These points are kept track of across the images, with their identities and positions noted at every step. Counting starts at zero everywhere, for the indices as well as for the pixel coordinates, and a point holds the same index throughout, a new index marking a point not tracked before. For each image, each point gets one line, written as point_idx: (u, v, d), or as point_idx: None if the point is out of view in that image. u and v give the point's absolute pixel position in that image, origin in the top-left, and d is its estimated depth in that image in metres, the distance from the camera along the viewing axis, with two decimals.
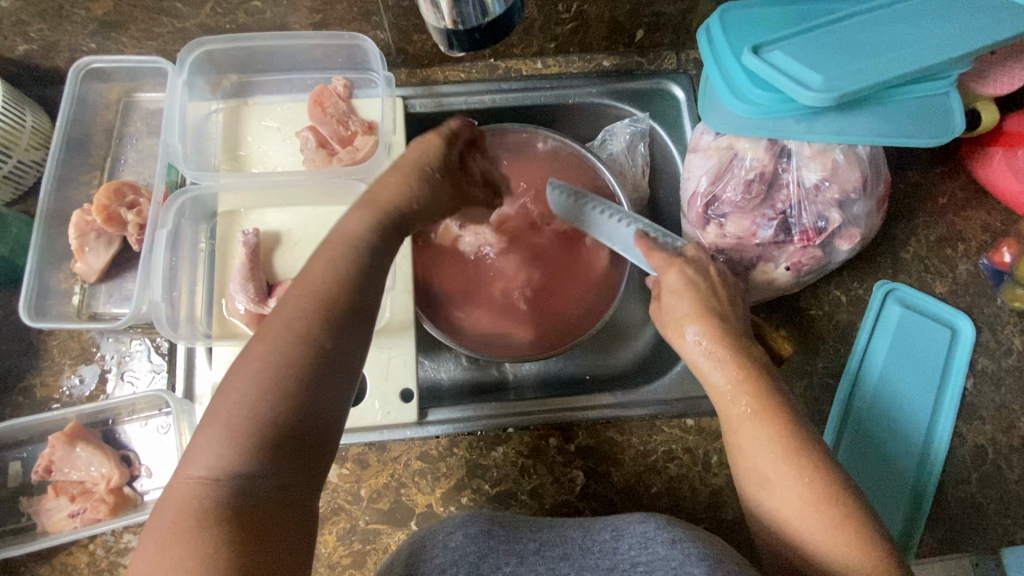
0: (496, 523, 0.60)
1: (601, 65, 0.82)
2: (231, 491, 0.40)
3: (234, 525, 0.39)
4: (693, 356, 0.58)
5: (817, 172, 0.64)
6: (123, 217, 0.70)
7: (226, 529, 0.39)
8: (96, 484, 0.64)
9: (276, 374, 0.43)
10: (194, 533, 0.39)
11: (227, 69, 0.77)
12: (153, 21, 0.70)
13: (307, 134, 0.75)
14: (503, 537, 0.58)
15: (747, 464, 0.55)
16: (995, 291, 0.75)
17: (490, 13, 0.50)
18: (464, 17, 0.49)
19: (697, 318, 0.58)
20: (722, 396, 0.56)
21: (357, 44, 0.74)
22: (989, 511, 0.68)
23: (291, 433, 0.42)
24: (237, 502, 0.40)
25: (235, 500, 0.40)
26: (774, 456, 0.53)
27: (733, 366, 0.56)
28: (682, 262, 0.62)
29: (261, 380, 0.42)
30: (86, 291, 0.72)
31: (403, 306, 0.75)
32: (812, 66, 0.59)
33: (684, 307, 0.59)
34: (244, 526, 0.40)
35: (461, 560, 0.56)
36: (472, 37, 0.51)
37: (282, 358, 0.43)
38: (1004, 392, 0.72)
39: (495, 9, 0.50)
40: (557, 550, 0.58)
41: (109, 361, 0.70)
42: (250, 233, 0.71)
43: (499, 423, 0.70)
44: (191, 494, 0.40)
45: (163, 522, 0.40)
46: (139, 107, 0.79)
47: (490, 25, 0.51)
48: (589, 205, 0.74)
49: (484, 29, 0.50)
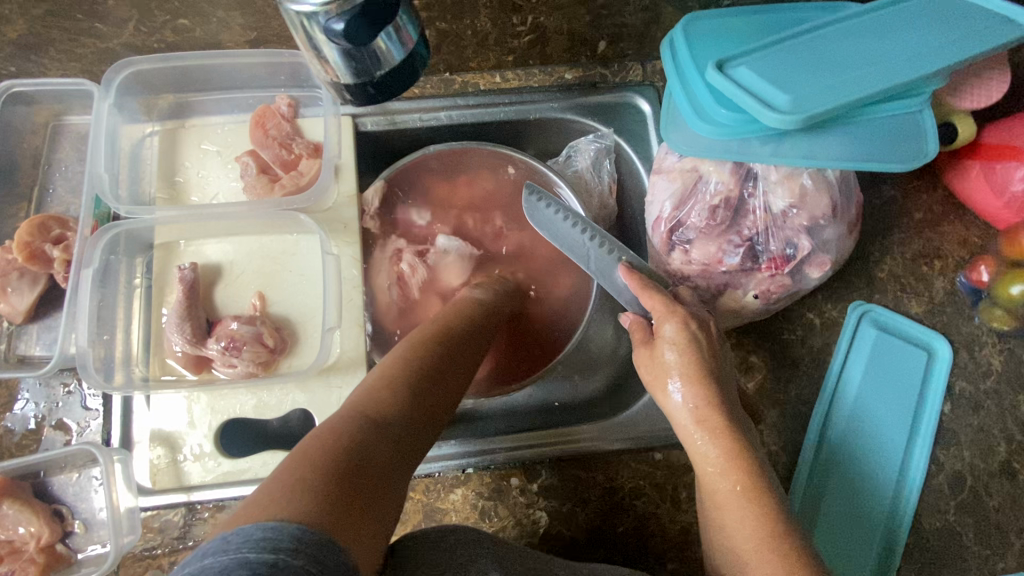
0: (488, 537, 0.57)
1: (563, 77, 0.77)
2: (371, 439, 0.42)
3: (365, 463, 0.40)
4: (678, 417, 0.55)
5: (784, 197, 0.60)
6: (47, 253, 0.66)
7: (359, 465, 0.39)
8: (26, 543, 0.61)
9: (422, 375, 0.51)
10: (333, 458, 0.39)
11: (162, 88, 0.72)
12: (73, 42, 0.65)
13: (247, 159, 0.70)
14: (493, 548, 0.55)
15: (726, 545, 0.52)
16: (973, 309, 0.72)
17: (387, 65, 0.45)
18: (357, 72, 0.45)
19: (687, 377, 0.54)
20: (711, 468, 0.53)
21: (299, 62, 0.70)
22: (967, 540, 0.66)
23: (416, 427, 0.47)
24: (364, 448, 0.41)
25: (366, 446, 0.41)
26: (750, 541, 0.50)
27: (723, 441, 0.53)
28: (685, 313, 0.56)
29: (410, 369, 0.50)
30: (12, 333, 0.67)
31: (354, 341, 0.68)
32: (777, 85, 0.55)
33: (675, 359, 0.55)
34: (366, 480, 0.39)
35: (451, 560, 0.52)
36: (367, 91, 0.47)
37: (430, 359, 0.52)
38: (983, 416, 0.69)
39: (394, 56, 0.45)
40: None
41: (40, 408, 0.65)
42: (187, 267, 0.66)
43: (458, 464, 0.67)
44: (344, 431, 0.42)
45: (305, 453, 0.39)
46: (70, 131, 0.74)
47: (387, 77, 0.46)
48: (565, 220, 0.69)
49: (379, 84, 0.46)
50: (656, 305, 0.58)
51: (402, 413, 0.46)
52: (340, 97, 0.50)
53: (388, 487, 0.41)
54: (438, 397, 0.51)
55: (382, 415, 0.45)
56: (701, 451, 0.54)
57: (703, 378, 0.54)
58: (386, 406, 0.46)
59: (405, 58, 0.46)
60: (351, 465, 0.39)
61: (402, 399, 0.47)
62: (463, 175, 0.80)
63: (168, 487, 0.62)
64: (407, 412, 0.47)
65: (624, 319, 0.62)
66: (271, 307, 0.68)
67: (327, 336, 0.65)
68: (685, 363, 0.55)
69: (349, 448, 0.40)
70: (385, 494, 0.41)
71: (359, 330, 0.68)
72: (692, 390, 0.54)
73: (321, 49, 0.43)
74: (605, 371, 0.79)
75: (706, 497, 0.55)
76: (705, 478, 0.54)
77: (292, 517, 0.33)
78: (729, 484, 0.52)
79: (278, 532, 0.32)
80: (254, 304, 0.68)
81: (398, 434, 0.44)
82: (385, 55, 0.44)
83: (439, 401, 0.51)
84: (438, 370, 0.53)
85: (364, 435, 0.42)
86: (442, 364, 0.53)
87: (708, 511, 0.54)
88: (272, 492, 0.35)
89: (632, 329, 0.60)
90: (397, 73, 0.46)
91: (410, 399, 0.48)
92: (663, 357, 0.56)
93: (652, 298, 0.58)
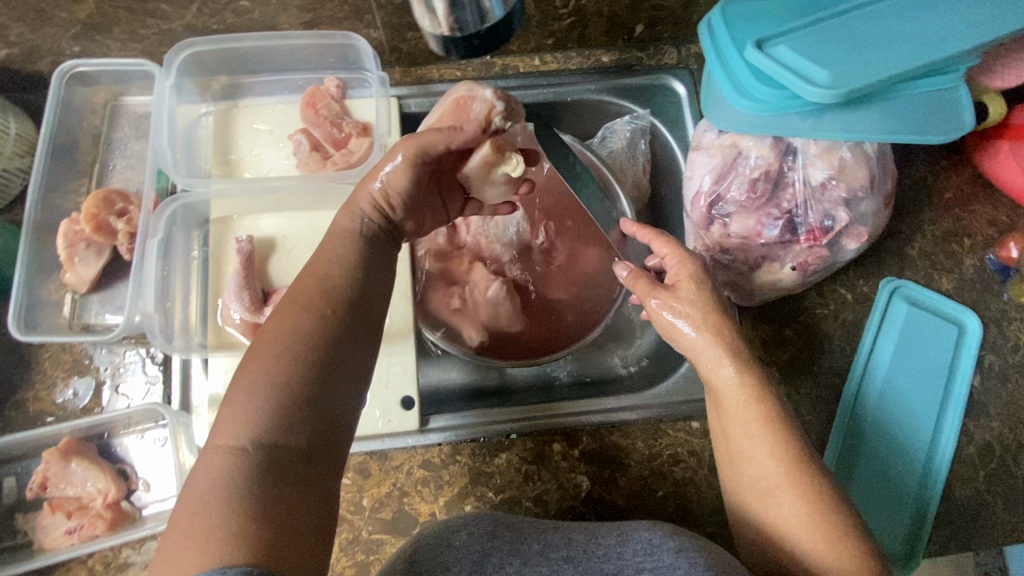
0: (501, 525, 0.58)
1: (600, 60, 0.80)
2: (252, 466, 0.42)
3: (260, 484, 0.41)
4: (704, 353, 0.57)
5: (824, 170, 0.63)
6: (112, 226, 0.69)
7: (254, 490, 0.41)
8: (93, 499, 0.63)
9: (290, 355, 0.47)
10: (222, 496, 0.40)
11: (216, 70, 0.75)
12: (137, 23, 0.68)
13: (300, 138, 0.73)
14: (508, 538, 0.56)
15: (755, 476, 0.55)
16: (1002, 286, 0.74)
17: (490, 20, 0.48)
18: (461, 25, 0.48)
19: (710, 318, 0.58)
20: (731, 394, 0.56)
21: (350, 44, 0.72)
22: (997, 508, 0.68)
23: (304, 418, 0.45)
24: (258, 471, 0.42)
25: (258, 469, 0.42)
26: (779, 463, 0.54)
27: (749, 374, 0.56)
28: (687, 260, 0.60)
29: (283, 355, 0.47)
30: (77, 301, 0.71)
31: (402, 313, 0.73)
32: (817, 62, 0.58)
33: (699, 298, 0.58)
34: (258, 504, 0.40)
35: (464, 559, 0.54)
36: (470, 43, 0.50)
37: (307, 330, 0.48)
38: (1012, 388, 0.71)
39: (494, 14, 0.48)
40: (561, 552, 0.55)
41: (103, 373, 0.68)
42: (244, 240, 0.69)
43: (501, 430, 0.69)
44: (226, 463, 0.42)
45: (194, 497, 0.41)
46: (126, 111, 0.77)
47: (488, 33, 0.49)
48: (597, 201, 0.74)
49: (483, 36, 0.49)
50: (672, 253, 0.61)
51: (281, 416, 0.44)
52: (442, 54, 0.52)
53: (303, 488, 0.43)
54: (321, 366, 0.48)
55: (254, 433, 0.43)
56: (728, 383, 0.56)
57: (721, 317, 0.58)
58: (265, 417, 0.44)
59: (504, 17, 0.49)
60: (243, 502, 0.40)
61: (278, 401, 0.45)
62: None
63: None
64: (286, 411, 0.45)
65: (620, 271, 0.63)
66: None
67: None
68: (703, 308, 0.58)
69: (230, 486, 0.41)
70: (301, 494, 0.43)
71: (407, 302, 0.73)
72: (709, 326, 0.57)
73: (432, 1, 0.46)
74: (640, 346, 0.81)
75: (731, 431, 0.57)
76: (728, 410, 0.57)
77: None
78: (758, 412, 0.55)
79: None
80: None
81: (282, 443, 0.44)
82: (487, 10, 0.47)
83: (321, 368, 0.48)
84: (302, 335, 0.48)
85: (253, 458, 0.42)
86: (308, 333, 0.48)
87: (733, 444, 0.57)
88: (175, 546, 0.39)
89: (632, 278, 0.62)
90: (497, 30, 0.49)
91: (281, 396, 0.45)
92: (683, 294, 0.59)
93: (669, 244, 0.62)
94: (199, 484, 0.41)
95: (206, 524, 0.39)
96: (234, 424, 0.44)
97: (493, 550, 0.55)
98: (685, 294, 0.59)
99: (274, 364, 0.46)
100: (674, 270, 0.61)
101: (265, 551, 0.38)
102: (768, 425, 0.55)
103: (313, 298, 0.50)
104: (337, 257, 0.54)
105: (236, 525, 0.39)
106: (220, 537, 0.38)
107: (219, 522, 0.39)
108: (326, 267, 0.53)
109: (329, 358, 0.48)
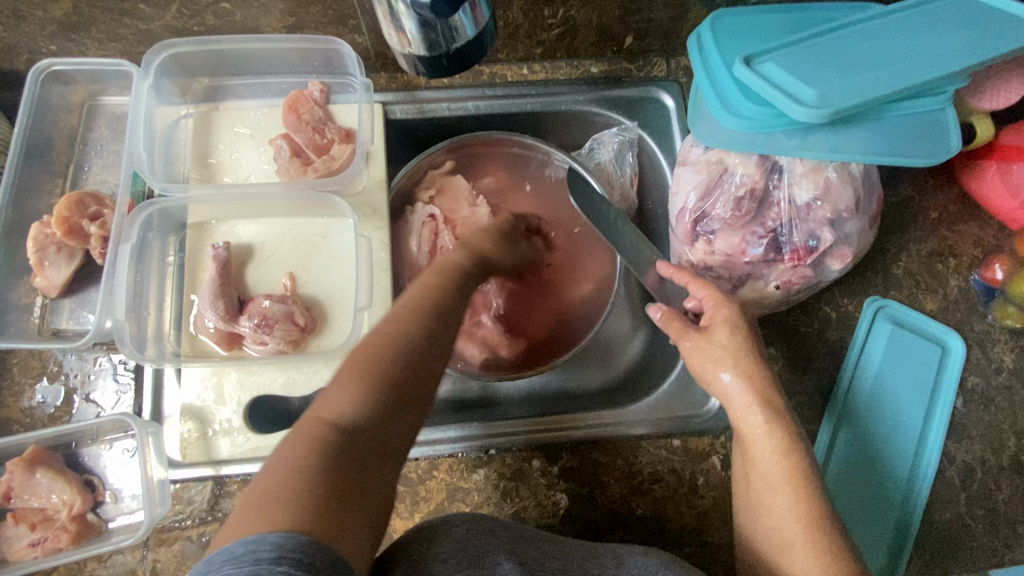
0: (501, 524, 0.57)
1: (589, 70, 0.78)
2: (336, 448, 0.41)
3: (339, 463, 0.41)
4: (738, 397, 0.57)
5: (809, 190, 0.63)
6: (84, 229, 0.68)
7: (334, 468, 0.40)
8: (58, 511, 0.61)
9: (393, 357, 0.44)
10: (307, 467, 0.40)
11: (197, 72, 0.74)
12: (116, 22, 0.66)
13: (281, 143, 0.72)
14: (507, 538, 0.55)
15: (770, 526, 0.55)
16: (986, 307, 0.73)
17: (461, 40, 0.48)
18: (431, 44, 0.48)
19: (741, 361, 0.57)
20: (755, 434, 0.56)
21: (334, 49, 0.71)
22: (977, 531, 0.67)
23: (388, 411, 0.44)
24: (340, 450, 0.41)
25: (341, 450, 0.41)
26: (799, 528, 0.53)
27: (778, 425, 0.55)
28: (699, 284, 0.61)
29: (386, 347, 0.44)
30: (48, 306, 0.69)
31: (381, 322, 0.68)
32: (806, 81, 0.57)
33: (733, 343, 0.57)
34: (336, 484, 0.40)
35: (455, 555, 0.52)
36: (441, 63, 0.50)
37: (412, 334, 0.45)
38: (994, 411, 0.71)
39: (466, 34, 0.48)
40: (556, 563, 0.55)
41: (72, 380, 0.67)
42: (221, 246, 0.68)
43: (481, 445, 0.68)
44: (316, 437, 0.41)
45: (283, 455, 0.41)
46: (104, 111, 0.75)
47: (459, 51, 0.49)
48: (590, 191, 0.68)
49: (453, 55, 0.49)
50: (709, 294, 0.60)
51: (373, 413, 0.43)
52: (414, 73, 0.53)
53: (366, 479, 0.42)
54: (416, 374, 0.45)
55: (351, 421, 0.42)
56: (756, 430, 0.56)
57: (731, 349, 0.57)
58: (358, 405, 0.43)
59: (476, 37, 0.49)
60: (323, 475, 0.40)
61: (373, 393, 0.43)
62: (474, 172, 0.81)
63: (197, 461, 0.64)
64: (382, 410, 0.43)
65: (653, 313, 0.61)
66: (301, 288, 0.70)
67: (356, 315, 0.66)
68: (740, 348, 0.57)
69: (317, 460, 0.40)
70: (368, 485, 0.42)
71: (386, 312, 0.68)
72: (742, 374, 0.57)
73: (400, 19, 0.46)
74: (622, 360, 0.80)
75: (753, 481, 0.57)
76: (755, 461, 0.56)
77: (267, 535, 0.36)
78: (784, 464, 0.54)
79: (256, 552, 0.35)
80: (284, 283, 0.69)
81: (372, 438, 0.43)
82: (458, 30, 0.47)
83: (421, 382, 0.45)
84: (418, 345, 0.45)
85: (338, 439, 0.42)
86: (414, 345, 0.45)
87: (754, 494, 0.56)
88: (262, 493, 0.39)
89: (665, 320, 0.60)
90: (469, 49, 0.49)
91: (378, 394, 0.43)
92: (717, 338, 0.58)
93: (705, 286, 0.60)
94: (287, 454, 0.41)
95: (289, 484, 0.39)
96: (335, 401, 0.43)
97: (490, 548, 0.53)
98: (719, 337, 0.58)
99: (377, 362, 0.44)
100: (710, 313, 0.59)
101: (329, 526, 0.38)
102: (794, 481, 0.54)
103: (412, 329, 0.45)
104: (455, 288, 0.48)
105: (310, 493, 0.39)
106: (300, 502, 0.38)
107: (300, 491, 0.39)
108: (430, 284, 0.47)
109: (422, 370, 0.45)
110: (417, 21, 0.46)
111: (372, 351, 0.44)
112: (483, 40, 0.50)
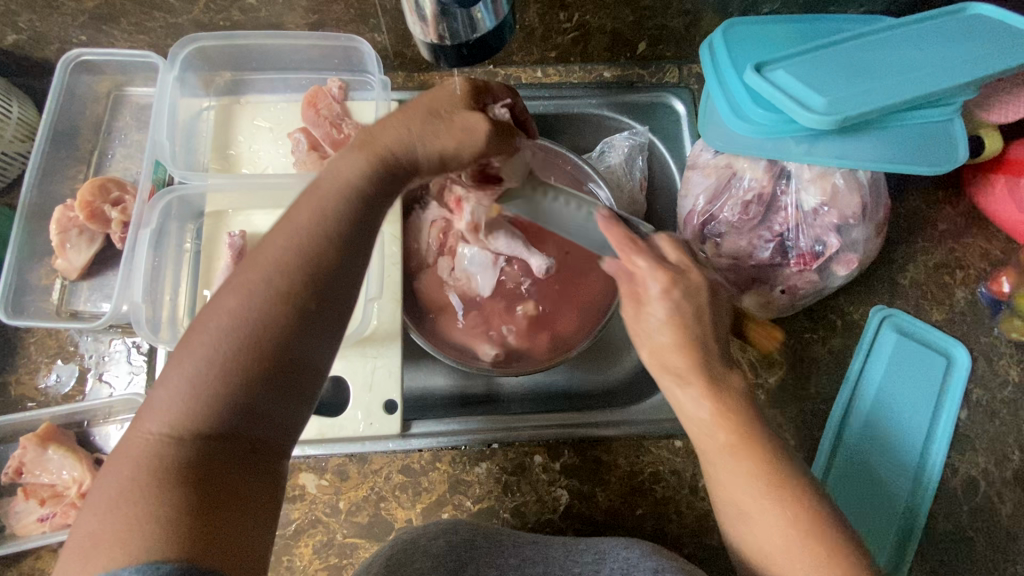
0: (479, 533, 0.58)
1: (602, 75, 0.80)
2: (188, 459, 0.39)
3: (193, 476, 0.39)
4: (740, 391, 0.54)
5: (816, 196, 0.63)
6: (106, 214, 0.70)
7: (187, 482, 0.38)
8: (68, 488, 0.63)
9: (248, 349, 0.41)
10: (152, 487, 0.38)
11: (221, 66, 0.76)
12: (145, 15, 0.69)
13: (299, 136, 0.73)
14: (485, 549, 0.57)
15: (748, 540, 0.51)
16: (993, 320, 0.74)
17: (481, 31, 0.50)
18: (453, 33, 0.49)
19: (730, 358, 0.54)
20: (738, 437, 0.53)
21: (354, 47, 0.73)
22: (978, 543, 0.67)
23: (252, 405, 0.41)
24: (193, 461, 0.39)
25: (193, 461, 0.39)
26: None
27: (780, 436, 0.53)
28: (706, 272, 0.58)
29: (231, 338, 0.41)
30: (67, 288, 0.71)
31: (390, 314, 0.72)
32: (815, 89, 0.58)
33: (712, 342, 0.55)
34: (191, 498, 0.38)
35: (440, 565, 0.54)
36: (460, 52, 0.51)
37: (265, 313, 0.42)
38: (999, 423, 0.71)
39: (485, 25, 0.50)
40: (536, 568, 0.56)
41: (88, 360, 0.68)
42: (237, 235, 0.69)
43: (483, 440, 0.69)
44: (153, 451, 0.39)
45: (119, 478, 0.39)
46: (129, 101, 0.78)
47: (478, 42, 0.51)
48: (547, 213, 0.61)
49: (472, 45, 0.51)
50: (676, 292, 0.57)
51: (226, 414, 0.40)
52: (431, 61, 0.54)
53: (237, 481, 0.40)
54: (274, 360, 0.42)
55: (193, 424, 0.40)
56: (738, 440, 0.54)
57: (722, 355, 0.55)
58: (202, 410, 0.40)
59: (495, 28, 0.51)
60: (174, 493, 0.38)
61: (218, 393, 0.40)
62: None
63: None
64: (225, 404, 0.40)
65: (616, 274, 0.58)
66: None
67: (367, 307, 0.70)
68: None
69: (164, 475, 0.38)
70: (242, 486, 0.41)
71: (395, 304, 0.72)
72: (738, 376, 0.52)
73: (422, 7, 0.48)
74: (628, 362, 0.80)
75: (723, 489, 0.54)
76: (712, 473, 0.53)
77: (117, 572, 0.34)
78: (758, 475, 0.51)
79: None
80: None
81: (219, 437, 0.40)
82: (478, 19, 0.49)
83: (275, 361, 0.42)
84: (258, 322, 0.42)
85: (186, 451, 0.39)
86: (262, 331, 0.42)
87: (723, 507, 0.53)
88: (104, 524, 0.37)
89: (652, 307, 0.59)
90: (487, 40, 0.51)
91: (209, 390, 0.40)
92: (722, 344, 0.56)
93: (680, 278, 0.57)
94: (119, 472, 0.39)
95: (132, 509, 0.37)
96: (170, 410, 0.40)
97: (476, 557, 0.55)
98: None
99: (224, 352, 0.41)
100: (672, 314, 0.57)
101: (190, 541, 0.37)
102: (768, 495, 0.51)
103: (249, 313, 0.42)
104: (309, 229, 0.44)
105: (159, 515, 0.37)
106: (148, 525, 0.37)
107: (144, 509, 0.37)
108: (307, 230, 0.45)
109: (287, 355, 0.42)
110: (438, 9, 0.47)
111: (208, 343, 0.41)
112: (501, 32, 0.52)
